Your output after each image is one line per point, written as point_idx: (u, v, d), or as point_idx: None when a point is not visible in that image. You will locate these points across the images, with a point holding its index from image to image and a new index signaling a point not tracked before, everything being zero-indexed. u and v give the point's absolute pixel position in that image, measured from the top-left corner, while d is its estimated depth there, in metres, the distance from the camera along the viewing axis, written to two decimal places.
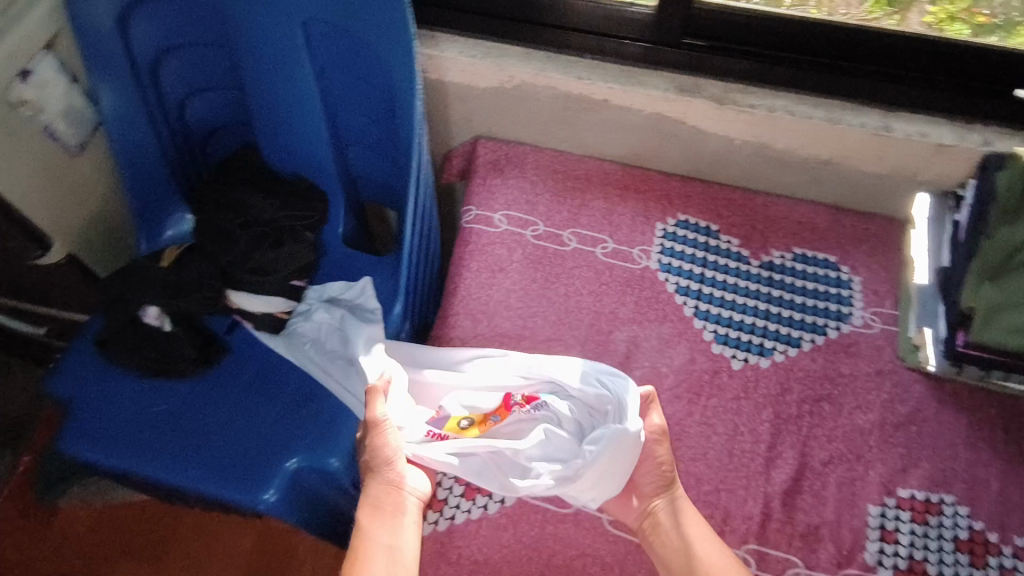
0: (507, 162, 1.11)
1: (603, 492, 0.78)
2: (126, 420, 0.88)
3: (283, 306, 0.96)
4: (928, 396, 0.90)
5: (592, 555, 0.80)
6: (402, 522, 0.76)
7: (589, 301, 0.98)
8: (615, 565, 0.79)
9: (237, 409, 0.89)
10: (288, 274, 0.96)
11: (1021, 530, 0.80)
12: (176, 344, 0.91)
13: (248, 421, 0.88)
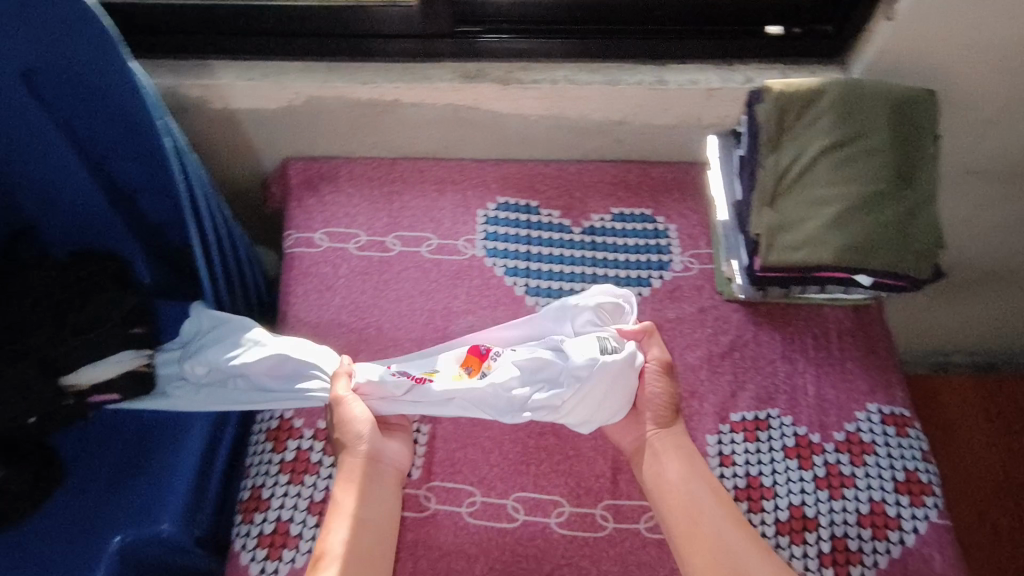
0: (320, 178, 1.08)
1: (591, 417, 0.82)
2: None
3: (135, 358, 0.86)
4: (745, 322, 0.97)
5: (458, 550, 0.81)
6: (375, 490, 0.78)
7: (421, 301, 0.98)
8: (481, 554, 0.81)
9: (55, 499, 0.85)
10: (122, 323, 0.84)
11: (837, 425, 0.89)
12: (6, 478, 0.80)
13: (67, 509, 0.84)
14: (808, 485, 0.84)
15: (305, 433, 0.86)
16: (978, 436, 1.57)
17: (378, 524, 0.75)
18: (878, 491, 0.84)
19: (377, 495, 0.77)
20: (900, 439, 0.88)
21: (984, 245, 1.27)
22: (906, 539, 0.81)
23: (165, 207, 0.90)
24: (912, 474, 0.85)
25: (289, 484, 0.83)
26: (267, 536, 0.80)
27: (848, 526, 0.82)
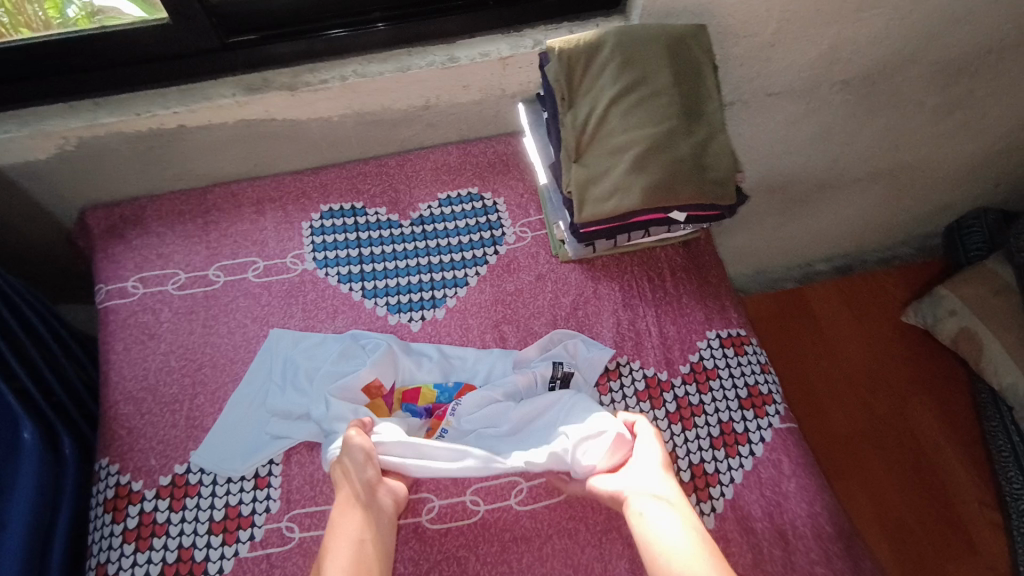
0: (124, 222, 1.00)
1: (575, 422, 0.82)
2: None
3: None
4: (584, 280, 0.98)
5: None
6: (374, 517, 0.73)
7: (255, 328, 0.93)
8: None
9: None
10: None
11: (683, 358, 0.92)
12: None
13: None
14: (663, 422, 0.87)
15: (146, 495, 0.81)
16: (844, 334, 1.69)
17: (367, 556, 0.69)
18: (726, 412, 0.88)
19: (374, 522, 0.73)
20: (739, 358, 0.92)
21: (805, 160, 1.35)
22: (755, 450, 0.85)
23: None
24: (753, 389, 0.90)
25: (135, 553, 0.77)
26: None
27: (704, 451, 0.85)
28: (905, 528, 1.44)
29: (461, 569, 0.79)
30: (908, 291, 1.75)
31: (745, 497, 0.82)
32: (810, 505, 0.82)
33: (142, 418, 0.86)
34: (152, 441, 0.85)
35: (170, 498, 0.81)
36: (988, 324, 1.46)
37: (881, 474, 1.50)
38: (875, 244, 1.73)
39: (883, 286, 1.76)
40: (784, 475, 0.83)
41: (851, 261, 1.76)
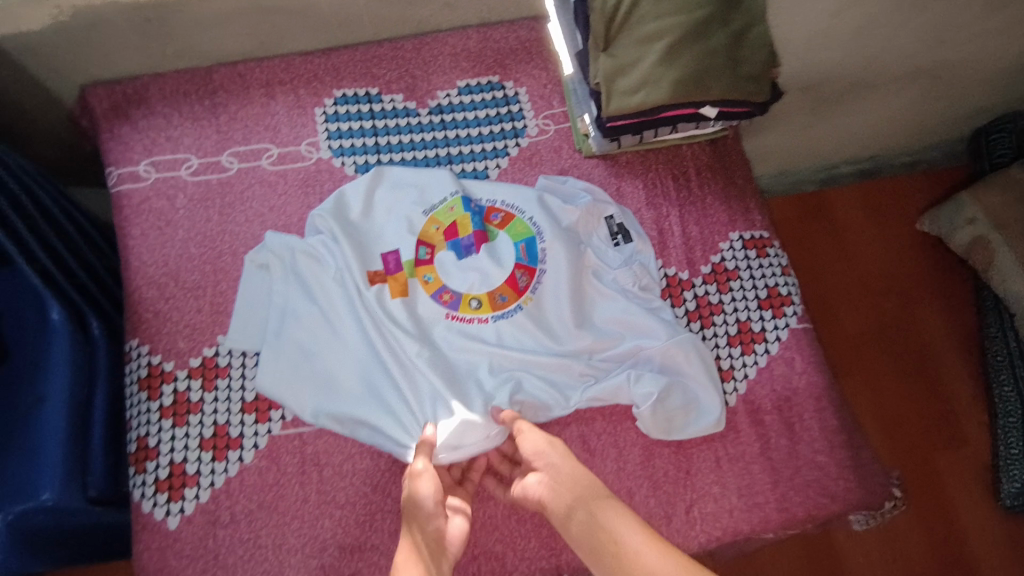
0: (128, 102, 0.96)
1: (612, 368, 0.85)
2: None
3: None
4: (607, 176, 0.96)
5: (360, 452, 0.83)
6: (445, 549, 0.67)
7: (273, 218, 0.92)
8: (382, 451, 0.83)
9: None
10: None
11: (705, 258, 0.91)
12: None
13: None
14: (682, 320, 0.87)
15: (179, 375, 0.84)
16: (858, 242, 1.69)
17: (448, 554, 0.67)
18: (744, 311, 0.88)
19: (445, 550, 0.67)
20: (761, 260, 0.91)
21: (842, 54, 1.27)
22: (770, 349, 0.86)
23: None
24: (773, 290, 0.89)
25: (173, 427, 0.82)
26: (163, 481, 0.80)
27: (720, 349, 0.86)
28: (896, 425, 1.50)
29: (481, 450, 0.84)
30: (926, 200, 1.73)
31: (756, 392, 0.85)
32: (818, 401, 0.84)
33: (167, 303, 0.87)
34: (179, 325, 0.86)
35: (202, 379, 0.84)
36: (1002, 235, 1.44)
37: (880, 376, 1.55)
38: (903, 148, 1.67)
39: (901, 194, 1.74)
40: (796, 372, 0.85)
41: (877, 164, 1.71)
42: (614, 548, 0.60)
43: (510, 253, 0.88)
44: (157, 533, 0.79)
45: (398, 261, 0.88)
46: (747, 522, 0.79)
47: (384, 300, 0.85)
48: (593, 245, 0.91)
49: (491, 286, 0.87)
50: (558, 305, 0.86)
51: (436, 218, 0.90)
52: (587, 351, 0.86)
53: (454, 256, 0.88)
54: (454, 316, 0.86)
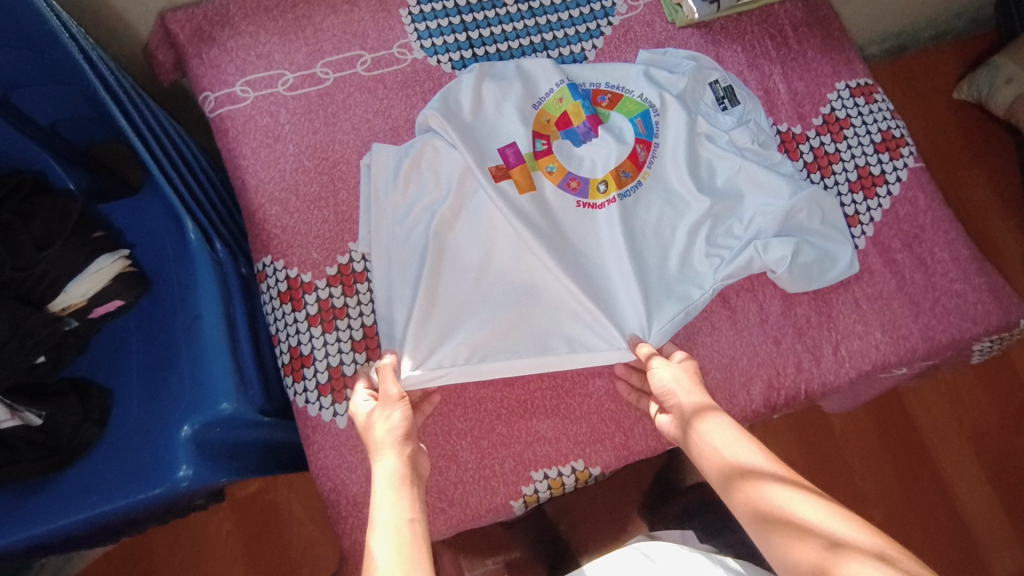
0: (211, 24, 0.93)
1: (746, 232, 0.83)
2: (18, 500, 0.72)
3: (116, 262, 0.75)
4: (704, 44, 0.95)
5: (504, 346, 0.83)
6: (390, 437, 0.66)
7: (380, 122, 0.91)
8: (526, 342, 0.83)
9: (124, 424, 0.76)
10: (81, 228, 0.73)
11: (815, 112, 0.91)
12: (57, 417, 0.72)
13: (135, 426, 0.76)
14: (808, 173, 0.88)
15: (319, 284, 0.84)
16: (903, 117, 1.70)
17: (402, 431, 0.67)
18: (862, 157, 0.89)
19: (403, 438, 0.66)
20: (869, 107, 0.92)
21: None
22: (893, 190, 0.88)
23: (69, 101, 0.79)
24: (887, 134, 0.90)
25: (324, 333, 0.82)
26: (325, 385, 0.81)
27: (844, 196, 0.88)
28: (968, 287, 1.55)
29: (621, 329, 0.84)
30: (962, 66, 1.73)
31: (885, 233, 0.86)
32: (946, 235, 0.86)
33: (292, 216, 0.86)
34: (308, 237, 0.85)
35: (342, 286, 0.84)
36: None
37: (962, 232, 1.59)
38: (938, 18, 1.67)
39: (938, 64, 1.73)
40: (921, 210, 0.87)
41: (907, 40, 1.71)
42: (734, 458, 0.63)
43: (627, 130, 0.87)
44: (327, 433, 0.80)
45: (517, 153, 0.85)
46: (892, 353, 0.83)
47: (512, 194, 0.83)
48: (702, 113, 0.88)
49: (613, 164, 0.85)
50: (680, 177, 0.85)
51: (546, 110, 0.88)
52: (716, 220, 0.84)
53: (573, 143, 0.87)
54: (586, 203, 0.85)
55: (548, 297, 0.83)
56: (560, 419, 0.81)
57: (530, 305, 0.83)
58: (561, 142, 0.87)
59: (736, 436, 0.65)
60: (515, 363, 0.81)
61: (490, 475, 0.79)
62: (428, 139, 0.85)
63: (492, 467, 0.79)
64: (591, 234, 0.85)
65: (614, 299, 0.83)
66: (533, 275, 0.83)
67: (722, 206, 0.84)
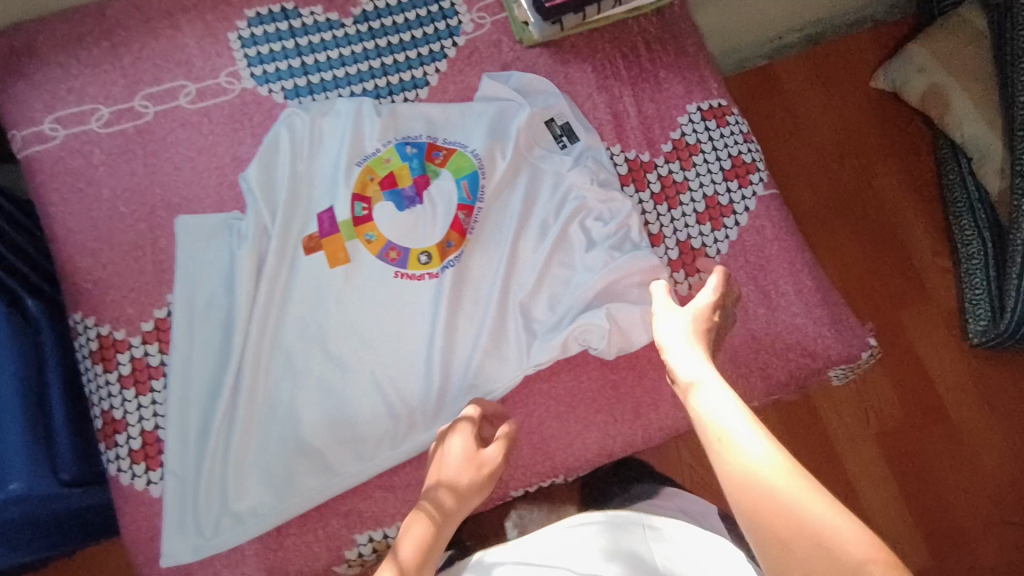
0: (16, 54, 0.85)
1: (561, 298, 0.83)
2: None
3: None
4: (552, 64, 0.89)
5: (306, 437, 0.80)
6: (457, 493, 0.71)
7: (204, 160, 0.85)
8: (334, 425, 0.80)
9: None
10: None
11: (665, 137, 0.87)
12: None
13: None
14: (649, 228, 0.84)
15: (133, 342, 0.80)
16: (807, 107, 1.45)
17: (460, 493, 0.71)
18: (710, 186, 0.86)
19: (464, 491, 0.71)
20: (721, 130, 0.88)
21: None
22: (740, 221, 0.85)
23: None
24: (737, 159, 0.87)
25: (137, 396, 0.80)
26: (138, 452, 0.79)
27: (690, 228, 0.85)
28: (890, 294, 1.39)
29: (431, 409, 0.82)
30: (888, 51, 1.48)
31: (731, 266, 0.84)
32: (791, 265, 0.85)
33: (106, 267, 0.81)
34: (124, 290, 0.81)
35: (159, 343, 0.81)
36: (962, 79, 1.26)
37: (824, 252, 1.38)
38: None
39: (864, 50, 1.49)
40: (767, 240, 0.85)
41: (826, 26, 1.46)
42: (720, 434, 0.55)
43: (451, 193, 0.84)
44: (141, 504, 0.78)
45: (333, 221, 0.83)
46: None
47: (324, 268, 0.82)
48: (538, 159, 0.85)
49: (438, 234, 0.84)
50: (505, 236, 0.84)
51: (370, 169, 0.85)
52: (534, 286, 0.83)
53: (394, 209, 0.84)
54: (405, 275, 0.83)
55: (352, 381, 0.81)
56: (386, 475, 0.81)
57: (333, 390, 0.81)
58: (383, 207, 0.84)
59: (728, 403, 0.57)
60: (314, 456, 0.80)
61: (312, 540, 0.79)
62: (234, 216, 0.83)
63: (314, 533, 0.79)
64: (408, 303, 0.83)
65: (418, 380, 0.82)
66: (337, 360, 0.81)
67: (542, 271, 0.83)
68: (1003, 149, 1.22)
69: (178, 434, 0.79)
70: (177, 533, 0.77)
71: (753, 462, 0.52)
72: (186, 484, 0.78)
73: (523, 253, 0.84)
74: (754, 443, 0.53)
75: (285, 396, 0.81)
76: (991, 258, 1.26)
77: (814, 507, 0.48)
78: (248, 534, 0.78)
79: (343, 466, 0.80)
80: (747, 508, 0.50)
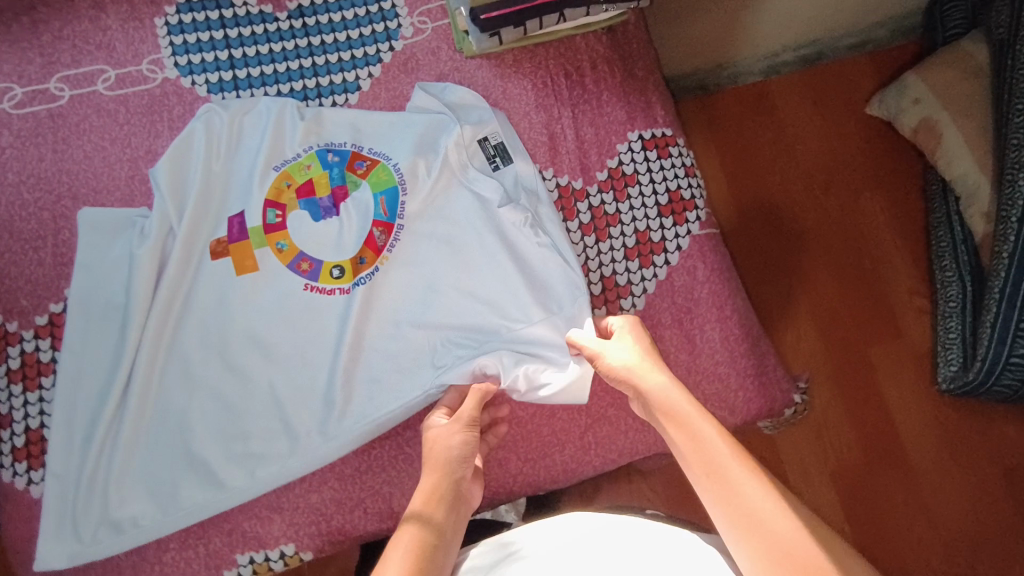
0: None
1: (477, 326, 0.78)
2: None
3: None
4: (491, 77, 0.85)
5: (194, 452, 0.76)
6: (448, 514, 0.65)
7: (116, 150, 0.82)
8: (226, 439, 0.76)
9: None
10: None
11: (600, 164, 0.83)
12: None
13: None
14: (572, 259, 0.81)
15: (25, 335, 0.77)
16: (768, 141, 1.30)
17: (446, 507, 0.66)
18: (642, 220, 0.82)
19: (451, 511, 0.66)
20: (662, 161, 0.83)
21: None
22: (671, 260, 0.81)
23: None
24: (675, 195, 0.83)
25: (25, 390, 0.76)
26: (20, 450, 0.75)
27: (617, 263, 0.81)
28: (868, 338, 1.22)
29: (328, 435, 0.76)
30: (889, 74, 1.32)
31: (656, 307, 0.80)
32: (720, 311, 0.80)
33: (3, 255, 0.79)
34: (20, 280, 0.78)
35: (52, 338, 0.77)
36: (956, 115, 1.14)
37: (776, 318, 1.22)
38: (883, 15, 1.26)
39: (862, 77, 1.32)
40: (698, 281, 0.81)
41: (824, 47, 1.30)
42: (710, 469, 0.59)
43: (368, 209, 0.80)
44: (21, 503, 0.75)
45: (242, 226, 0.79)
46: (644, 440, 0.80)
47: (230, 275, 0.78)
48: (466, 179, 0.81)
49: (355, 249, 0.80)
50: (423, 257, 0.80)
51: (288, 175, 0.81)
52: (450, 313, 0.78)
53: (308, 219, 0.80)
54: (315, 287, 0.79)
55: (250, 394, 0.77)
56: (275, 496, 0.77)
57: (229, 403, 0.77)
58: (297, 217, 0.80)
59: (714, 438, 0.61)
60: (202, 473, 0.75)
61: (191, 557, 0.75)
62: (140, 212, 0.79)
63: (195, 549, 0.75)
64: (318, 316, 0.79)
65: (319, 400, 0.77)
66: (236, 370, 0.77)
67: (459, 299, 0.78)
68: (992, 192, 1.09)
69: (60, 436, 0.74)
70: (56, 539, 0.73)
71: (750, 499, 0.56)
72: (67, 488, 0.74)
73: (441, 277, 0.80)
74: (744, 476, 0.58)
75: (177, 405, 0.76)
76: (969, 303, 1.13)
77: (804, 540, 0.53)
78: (127, 545, 0.73)
79: (229, 485, 0.75)
80: (738, 537, 0.55)
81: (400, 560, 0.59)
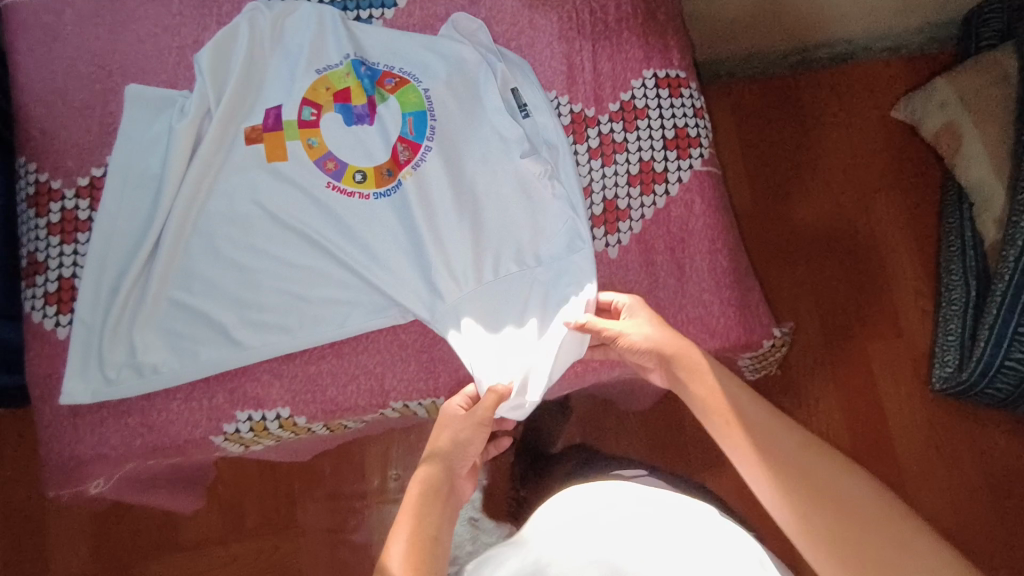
0: None
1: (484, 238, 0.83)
2: None
3: None
4: (520, 7, 0.90)
5: (211, 317, 0.82)
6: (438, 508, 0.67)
7: (167, 38, 0.88)
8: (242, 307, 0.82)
9: None
10: None
11: (614, 95, 0.88)
12: None
13: None
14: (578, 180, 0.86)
15: (66, 194, 0.84)
16: (787, 123, 1.33)
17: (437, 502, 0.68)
18: (647, 151, 0.86)
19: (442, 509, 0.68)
20: (673, 100, 0.87)
21: None
22: (670, 190, 0.85)
23: None
24: (681, 131, 0.86)
25: (62, 242, 0.82)
26: (52, 295, 0.82)
27: (619, 188, 0.86)
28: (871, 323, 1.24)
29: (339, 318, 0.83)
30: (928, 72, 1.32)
31: (651, 233, 0.85)
32: (711, 244, 0.84)
33: (56, 120, 0.85)
34: (66, 144, 0.85)
35: (91, 199, 0.84)
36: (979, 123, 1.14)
37: (779, 299, 1.25)
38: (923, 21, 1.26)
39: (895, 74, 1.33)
40: (694, 214, 0.85)
41: (856, 48, 1.31)
42: (729, 418, 0.68)
43: (397, 124, 0.85)
44: (48, 343, 0.81)
45: (277, 118, 0.85)
46: None
47: (261, 160, 0.84)
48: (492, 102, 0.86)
49: (379, 159, 0.84)
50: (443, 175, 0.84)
51: (329, 79, 0.86)
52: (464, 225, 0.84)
53: (341, 121, 0.85)
54: (337, 188, 0.83)
55: (267, 271, 0.83)
56: (276, 364, 0.82)
57: (248, 277, 0.83)
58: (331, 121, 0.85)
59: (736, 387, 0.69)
60: (218, 335, 0.82)
61: (195, 408, 0.81)
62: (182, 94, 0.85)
63: (199, 401, 0.81)
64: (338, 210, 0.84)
65: (331, 287, 0.83)
66: (257, 248, 0.83)
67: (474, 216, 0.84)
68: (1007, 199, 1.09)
69: (90, 286, 0.81)
70: (80, 376, 0.79)
71: (767, 443, 0.64)
72: (92, 332, 0.80)
73: (461, 194, 0.85)
74: (762, 418, 0.67)
75: (200, 272, 0.82)
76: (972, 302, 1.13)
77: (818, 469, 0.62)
78: (143, 388, 0.80)
79: (240, 349, 0.81)
80: (758, 473, 0.64)
81: (400, 553, 0.62)
